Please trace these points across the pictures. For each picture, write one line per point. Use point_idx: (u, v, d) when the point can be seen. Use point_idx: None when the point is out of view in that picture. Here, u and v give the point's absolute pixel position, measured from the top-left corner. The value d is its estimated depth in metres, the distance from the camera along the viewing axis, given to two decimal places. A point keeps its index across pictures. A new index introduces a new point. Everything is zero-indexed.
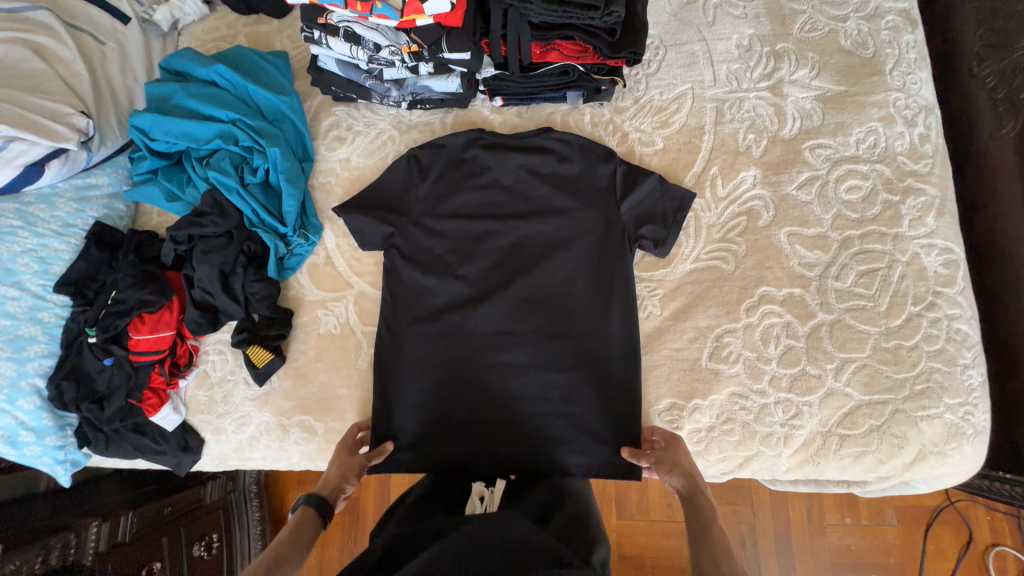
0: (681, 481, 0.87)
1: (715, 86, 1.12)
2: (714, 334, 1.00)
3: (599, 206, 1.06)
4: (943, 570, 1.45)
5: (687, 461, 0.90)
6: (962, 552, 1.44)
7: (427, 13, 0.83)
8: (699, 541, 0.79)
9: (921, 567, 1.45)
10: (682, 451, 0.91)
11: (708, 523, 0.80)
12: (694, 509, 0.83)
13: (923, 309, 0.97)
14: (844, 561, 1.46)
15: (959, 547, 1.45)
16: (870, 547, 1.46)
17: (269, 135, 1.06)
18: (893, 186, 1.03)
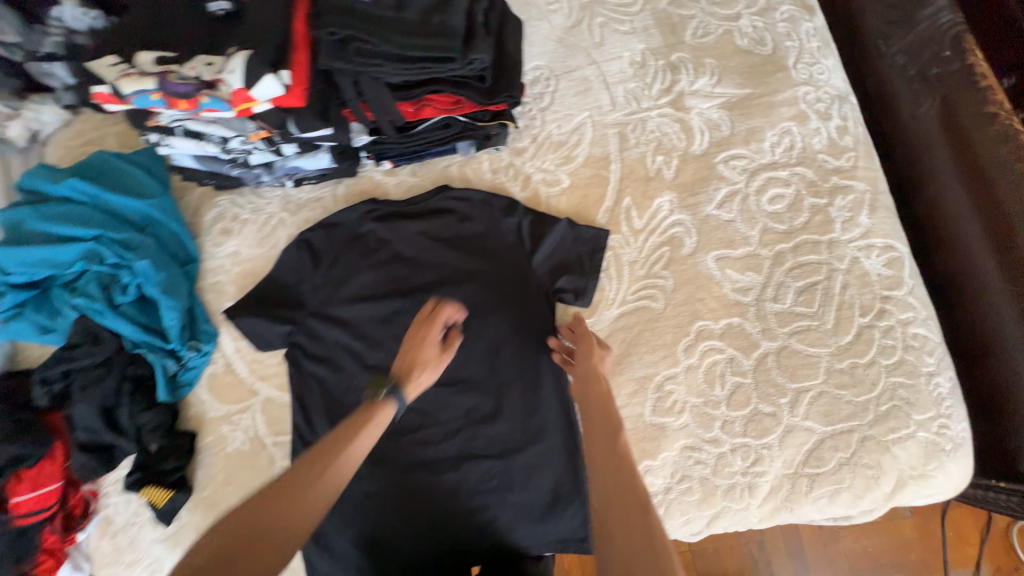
0: (596, 396, 0.76)
1: (615, 110, 1.04)
2: (654, 384, 0.90)
3: (510, 260, 0.97)
4: (970, 558, 1.32)
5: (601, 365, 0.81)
6: (985, 534, 1.32)
7: (259, 99, 0.75)
8: (610, 467, 0.66)
9: (946, 559, 1.31)
10: (596, 349, 0.83)
11: (616, 446, 0.68)
12: (603, 407, 0.75)
13: (872, 319, 0.88)
14: (866, 566, 1.31)
15: (981, 529, 1.33)
16: (889, 544, 1.33)
17: (139, 246, 0.96)
18: (818, 189, 0.94)
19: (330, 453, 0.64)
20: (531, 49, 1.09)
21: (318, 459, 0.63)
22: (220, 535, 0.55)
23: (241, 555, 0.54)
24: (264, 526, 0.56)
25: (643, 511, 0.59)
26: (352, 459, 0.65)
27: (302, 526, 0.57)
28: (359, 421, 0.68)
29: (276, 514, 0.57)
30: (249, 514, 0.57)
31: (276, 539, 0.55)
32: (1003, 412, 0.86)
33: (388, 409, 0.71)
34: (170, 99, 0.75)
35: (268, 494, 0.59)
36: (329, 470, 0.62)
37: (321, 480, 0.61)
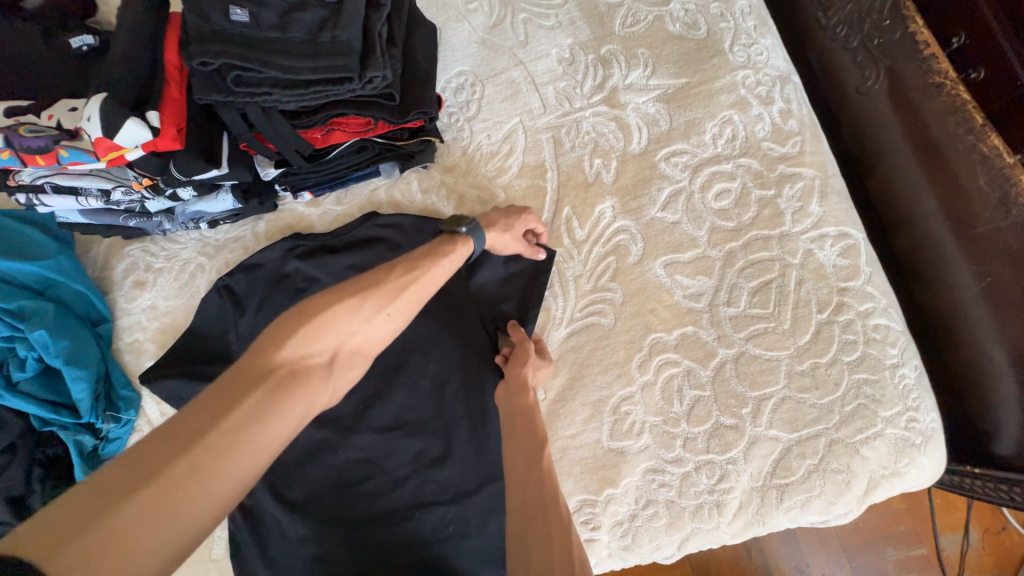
0: (525, 399, 0.77)
1: (546, 112, 0.96)
2: (610, 406, 0.84)
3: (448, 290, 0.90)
4: (958, 526, 1.30)
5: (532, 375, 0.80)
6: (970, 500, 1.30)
7: (127, 147, 0.67)
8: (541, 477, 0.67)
9: (935, 529, 1.29)
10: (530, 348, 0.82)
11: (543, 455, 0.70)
12: (525, 417, 0.75)
13: (831, 314, 0.83)
14: (856, 544, 1.29)
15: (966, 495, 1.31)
16: (878, 521, 1.30)
17: (34, 315, 0.85)
18: (765, 180, 0.89)
19: (409, 270, 0.67)
20: (452, 54, 1.01)
21: (407, 273, 0.67)
22: (305, 320, 0.58)
23: (328, 341, 0.59)
24: (350, 326, 0.60)
25: (565, 532, 0.62)
26: (431, 284, 0.68)
27: (378, 331, 0.64)
28: (438, 248, 0.72)
29: (358, 322, 0.61)
30: (338, 312, 0.60)
31: (356, 343, 0.61)
32: (972, 397, 0.82)
33: (469, 246, 0.75)
34: (24, 156, 0.67)
35: (348, 292, 0.62)
36: (405, 283, 0.65)
37: (400, 292, 0.65)
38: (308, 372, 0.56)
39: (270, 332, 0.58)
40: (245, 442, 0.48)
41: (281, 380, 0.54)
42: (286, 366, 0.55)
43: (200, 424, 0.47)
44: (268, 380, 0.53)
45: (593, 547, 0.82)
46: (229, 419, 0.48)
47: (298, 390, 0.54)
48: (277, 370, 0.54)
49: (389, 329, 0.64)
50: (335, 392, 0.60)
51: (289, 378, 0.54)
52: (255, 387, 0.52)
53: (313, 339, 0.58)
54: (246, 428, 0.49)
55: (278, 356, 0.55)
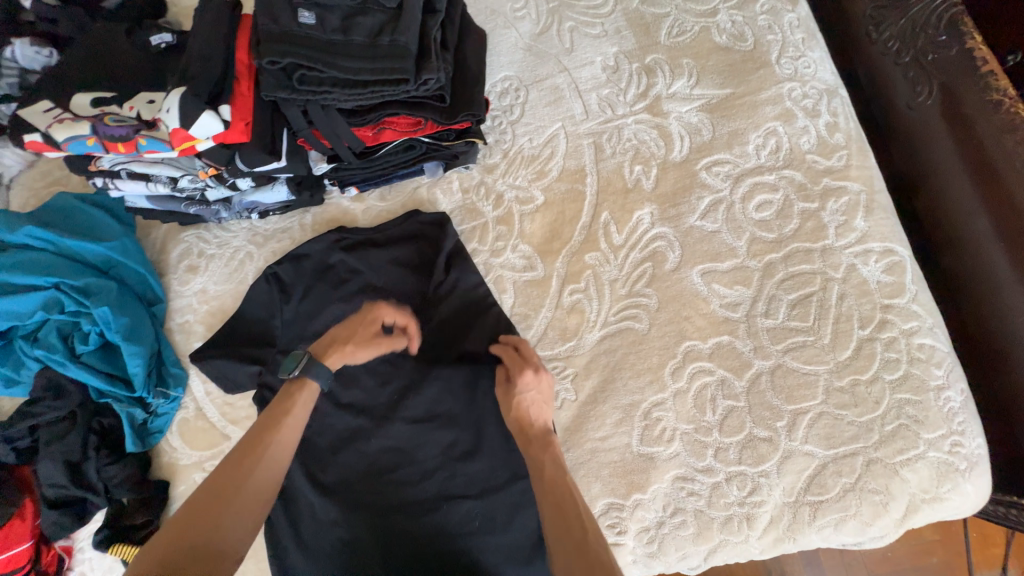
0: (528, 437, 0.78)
1: (588, 119, 0.98)
2: (642, 412, 0.84)
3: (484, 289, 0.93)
4: (994, 561, 1.24)
5: (534, 398, 0.80)
6: (1009, 536, 1.25)
7: (200, 137, 0.70)
8: (555, 509, 0.68)
9: (970, 563, 1.24)
10: (521, 372, 0.80)
11: (556, 485, 0.70)
12: (540, 432, 0.78)
13: (874, 331, 0.82)
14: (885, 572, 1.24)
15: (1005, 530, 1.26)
16: (908, 550, 1.25)
17: (98, 292, 0.91)
18: (808, 193, 0.88)
19: (259, 448, 0.71)
20: (498, 59, 1.03)
21: (259, 442, 0.72)
22: (166, 537, 0.61)
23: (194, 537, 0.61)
24: (211, 525, 0.63)
25: (585, 547, 0.63)
26: (281, 455, 0.73)
27: (252, 510, 0.67)
28: (279, 410, 0.76)
29: (222, 518, 0.64)
30: (198, 517, 0.63)
31: (220, 537, 0.63)
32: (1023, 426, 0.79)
33: (311, 389, 0.79)
34: (107, 143, 0.72)
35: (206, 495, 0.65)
36: (260, 466, 0.70)
37: (257, 476, 0.69)
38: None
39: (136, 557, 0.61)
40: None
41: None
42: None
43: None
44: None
45: (618, 552, 0.83)
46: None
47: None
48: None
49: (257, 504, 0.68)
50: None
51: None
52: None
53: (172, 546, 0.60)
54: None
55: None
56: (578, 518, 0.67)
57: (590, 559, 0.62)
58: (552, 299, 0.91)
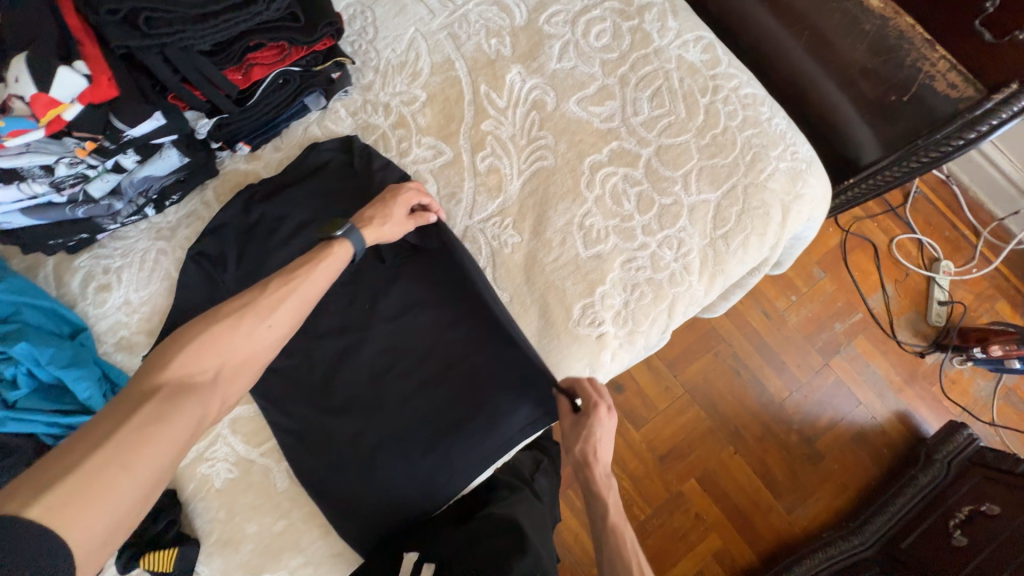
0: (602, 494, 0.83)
1: (436, 16, 1.08)
2: (576, 225, 0.98)
3: (437, 218, 0.94)
4: (874, 281, 1.90)
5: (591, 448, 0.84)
6: (876, 261, 1.91)
7: (66, 100, 0.69)
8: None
9: (859, 290, 1.89)
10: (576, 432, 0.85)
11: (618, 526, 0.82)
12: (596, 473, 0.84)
13: (711, 95, 1.03)
14: (812, 327, 1.86)
15: (872, 259, 1.92)
16: (820, 305, 1.88)
17: (6, 334, 0.85)
18: (628, 14, 1.07)
19: (288, 280, 0.74)
20: None
21: (282, 285, 0.73)
22: (192, 341, 0.65)
23: (210, 359, 0.65)
24: (232, 342, 0.67)
25: None
26: (308, 291, 0.75)
27: (270, 336, 0.71)
28: (315, 261, 0.77)
29: (239, 342, 0.68)
30: (213, 335, 0.66)
31: (236, 359, 0.67)
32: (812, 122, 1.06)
33: (343, 250, 0.81)
34: None
35: (231, 313, 0.69)
36: (278, 300, 0.72)
37: (278, 305, 0.72)
38: (189, 389, 0.62)
39: (160, 354, 0.64)
40: (137, 449, 0.55)
41: (165, 402, 0.59)
42: (172, 384, 0.62)
43: (87, 445, 0.53)
44: (151, 403, 0.58)
45: (606, 341, 0.96)
46: (114, 435, 0.54)
47: (179, 408, 0.60)
48: (157, 392, 0.60)
49: (275, 339, 0.72)
50: (223, 403, 0.66)
51: (174, 393, 0.61)
52: (132, 412, 0.57)
53: (194, 357, 0.64)
54: (131, 449, 0.54)
55: (162, 377, 0.61)
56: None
57: None
58: (468, 171, 1.02)
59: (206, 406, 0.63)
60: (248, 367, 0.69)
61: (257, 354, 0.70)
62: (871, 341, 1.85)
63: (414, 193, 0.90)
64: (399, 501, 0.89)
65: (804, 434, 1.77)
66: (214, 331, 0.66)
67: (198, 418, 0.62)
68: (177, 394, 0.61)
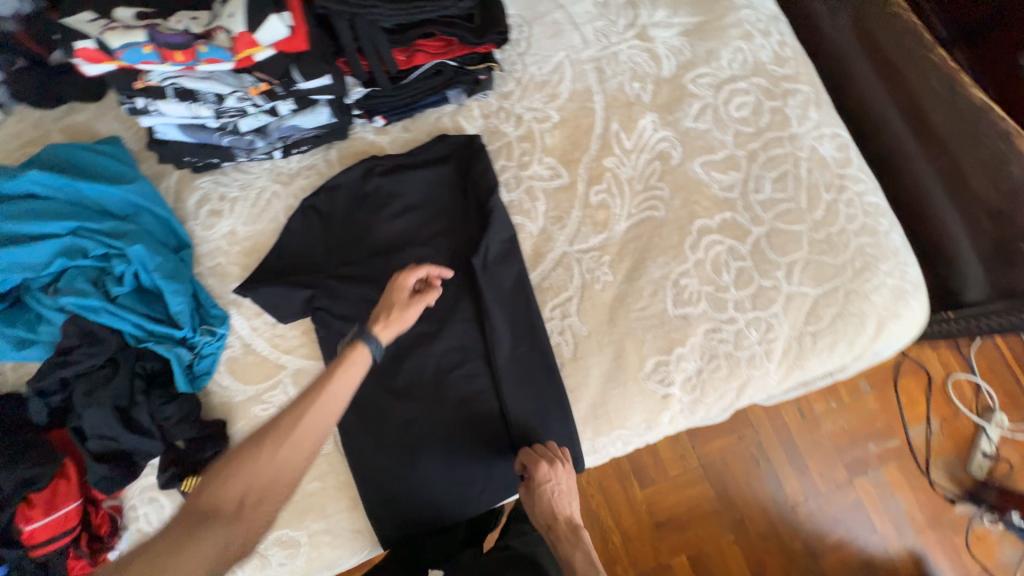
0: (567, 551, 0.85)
1: (588, 47, 1.11)
2: (671, 282, 0.99)
3: (478, 261, 0.95)
4: (919, 412, 1.83)
5: (555, 490, 0.85)
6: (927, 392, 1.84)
7: (264, 44, 0.73)
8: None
9: (902, 416, 1.82)
10: (537, 474, 0.85)
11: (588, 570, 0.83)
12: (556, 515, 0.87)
13: (836, 194, 1.03)
14: (844, 440, 1.80)
15: (923, 389, 1.85)
16: (857, 419, 1.82)
17: (125, 233, 0.90)
18: (772, 94, 1.08)
19: (314, 396, 0.72)
20: None
21: (297, 412, 0.70)
22: (222, 470, 0.68)
23: (233, 488, 0.67)
24: (252, 471, 0.67)
25: None
26: (332, 406, 0.72)
27: (292, 462, 0.69)
28: (332, 373, 0.74)
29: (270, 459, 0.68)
30: (236, 466, 0.68)
31: (257, 487, 0.67)
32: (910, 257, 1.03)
33: (361, 351, 0.77)
34: (164, 51, 0.70)
35: (257, 440, 0.69)
36: (302, 420, 0.70)
37: (301, 427, 0.70)
38: (212, 516, 0.66)
39: (204, 479, 0.69)
40: (169, 566, 0.62)
41: (196, 526, 0.65)
42: (202, 509, 0.67)
43: (148, 556, 0.64)
44: (184, 527, 0.66)
45: (669, 402, 0.95)
46: (158, 555, 0.63)
47: (202, 535, 0.65)
48: (192, 517, 0.66)
49: (295, 468, 0.69)
50: (257, 531, 0.67)
51: (201, 519, 0.66)
52: (172, 534, 0.66)
53: (224, 486, 0.67)
54: (163, 566, 0.62)
55: (195, 505, 0.67)
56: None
57: None
58: (580, 201, 1.03)
59: (227, 532, 0.65)
60: (288, 486, 0.69)
61: (296, 471, 0.69)
62: (901, 472, 1.78)
63: (424, 269, 0.84)
64: (432, 498, 0.89)
65: (808, 544, 1.71)
66: (241, 461, 0.68)
67: (226, 543, 0.65)
68: (198, 521, 0.66)
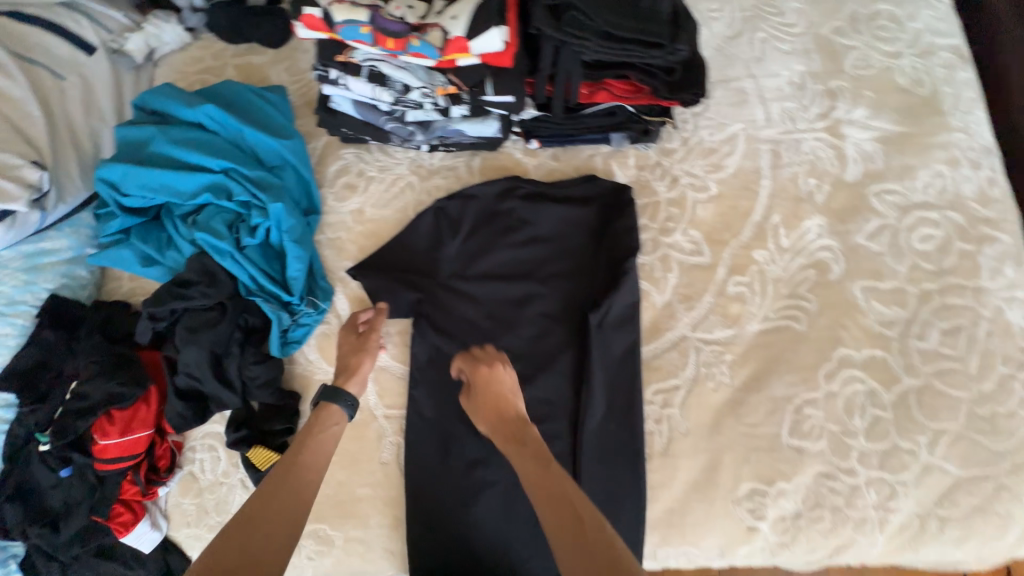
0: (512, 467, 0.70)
1: (770, 126, 1.03)
2: (795, 406, 0.88)
3: (596, 318, 0.88)
4: None
5: (498, 386, 0.77)
6: None
7: (473, 53, 0.71)
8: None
9: None
10: (477, 370, 0.78)
11: (549, 488, 0.65)
12: (507, 427, 0.74)
13: (1015, 369, 0.88)
14: None
15: None
16: None
17: (270, 187, 0.90)
18: (967, 234, 0.95)
19: (300, 450, 0.73)
20: None
21: (286, 466, 0.70)
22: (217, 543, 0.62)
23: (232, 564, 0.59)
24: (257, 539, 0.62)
25: (582, 524, 0.61)
26: (323, 460, 0.73)
27: (289, 522, 0.65)
28: (306, 437, 0.74)
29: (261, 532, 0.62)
30: (230, 537, 0.62)
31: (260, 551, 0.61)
32: None
33: (329, 408, 0.78)
34: (378, 36, 0.70)
35: (252, 505, 0.65)
36: (293, 471, 0.70)
37: (300, 481, 0.69)
38: None
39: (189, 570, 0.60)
40: None
41: None
42: None
43: None
44: None
45: (753, 537, 0.84)
46: None
47: None
48: None
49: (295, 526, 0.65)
50: None
51: None
52: None
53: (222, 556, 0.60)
54: None
55: None
56: (607, 543, 0.59)
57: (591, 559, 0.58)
58: (716, 286, 0.95)
59: None
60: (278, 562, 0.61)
61: (277, 546, 0.63)
62: None
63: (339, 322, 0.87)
64: (476, 550, 0.82)
65: None
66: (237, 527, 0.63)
67: None
68: None
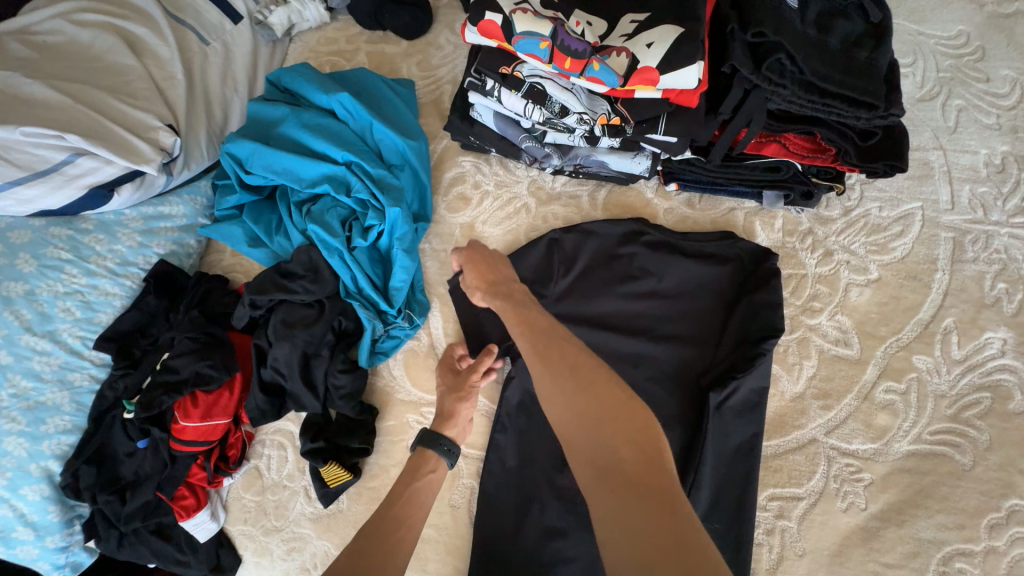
0: (531, 342, 0.66)
1: (954, 212, 0.87)
2: (940, 554, 0.72)
3: (717, 401, 0.77)
4: None
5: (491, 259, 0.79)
6: None
7: (659, 86, 0.66)
8: (613, 492, 0.51)
9: None
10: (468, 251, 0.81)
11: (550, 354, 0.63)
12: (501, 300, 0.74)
13: None
14: None
15: None
16: None
17: (388, 187, 0.85)
18: None
19: (399, 494, 0.68)
20: None
21: (388, 508, 0.65)
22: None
23: None
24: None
25: (579, 379, 0.59)
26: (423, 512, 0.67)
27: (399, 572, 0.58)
28: (403, 486, 0.69)
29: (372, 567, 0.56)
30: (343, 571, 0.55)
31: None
32: None
33: (422, 453, 0.74)
34: (557, 53, 0.66)
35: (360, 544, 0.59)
36: (395, 513, 0.65)
37: (402, 529, 0.63)
38: None
39: None
40: None
41: None
42: None
43: None
44: None
45: None
46: None
47: None
48: None
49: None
50: None
51: None
52: None
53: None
54: None
55: None
56: (615, 395, 0.57)
57: (597, 416, 0.56)
58: (861, 389, 0.80)
59: None
60: None
61: None
62: None
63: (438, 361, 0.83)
64: None
65: None
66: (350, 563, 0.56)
67: None
68: None
